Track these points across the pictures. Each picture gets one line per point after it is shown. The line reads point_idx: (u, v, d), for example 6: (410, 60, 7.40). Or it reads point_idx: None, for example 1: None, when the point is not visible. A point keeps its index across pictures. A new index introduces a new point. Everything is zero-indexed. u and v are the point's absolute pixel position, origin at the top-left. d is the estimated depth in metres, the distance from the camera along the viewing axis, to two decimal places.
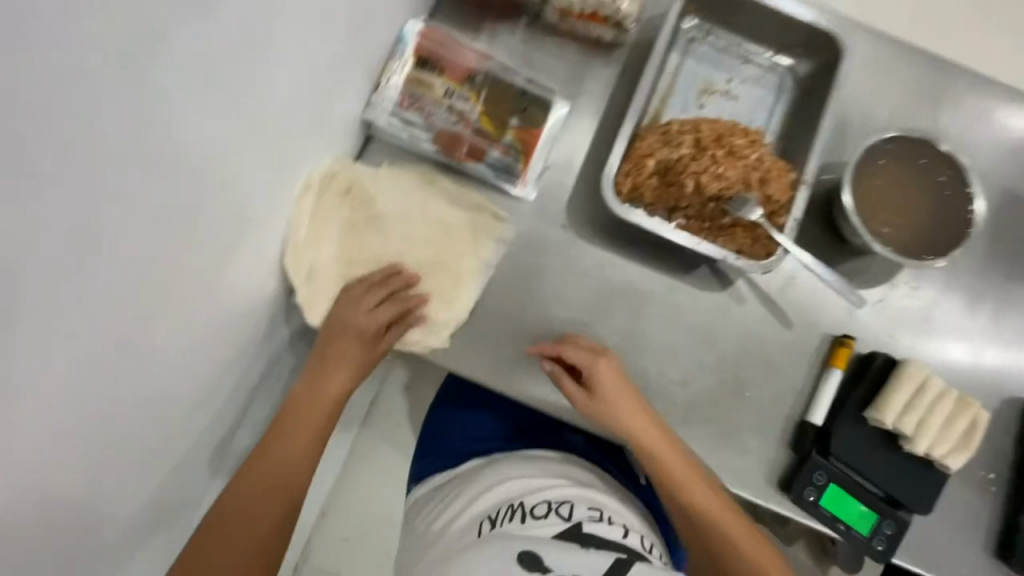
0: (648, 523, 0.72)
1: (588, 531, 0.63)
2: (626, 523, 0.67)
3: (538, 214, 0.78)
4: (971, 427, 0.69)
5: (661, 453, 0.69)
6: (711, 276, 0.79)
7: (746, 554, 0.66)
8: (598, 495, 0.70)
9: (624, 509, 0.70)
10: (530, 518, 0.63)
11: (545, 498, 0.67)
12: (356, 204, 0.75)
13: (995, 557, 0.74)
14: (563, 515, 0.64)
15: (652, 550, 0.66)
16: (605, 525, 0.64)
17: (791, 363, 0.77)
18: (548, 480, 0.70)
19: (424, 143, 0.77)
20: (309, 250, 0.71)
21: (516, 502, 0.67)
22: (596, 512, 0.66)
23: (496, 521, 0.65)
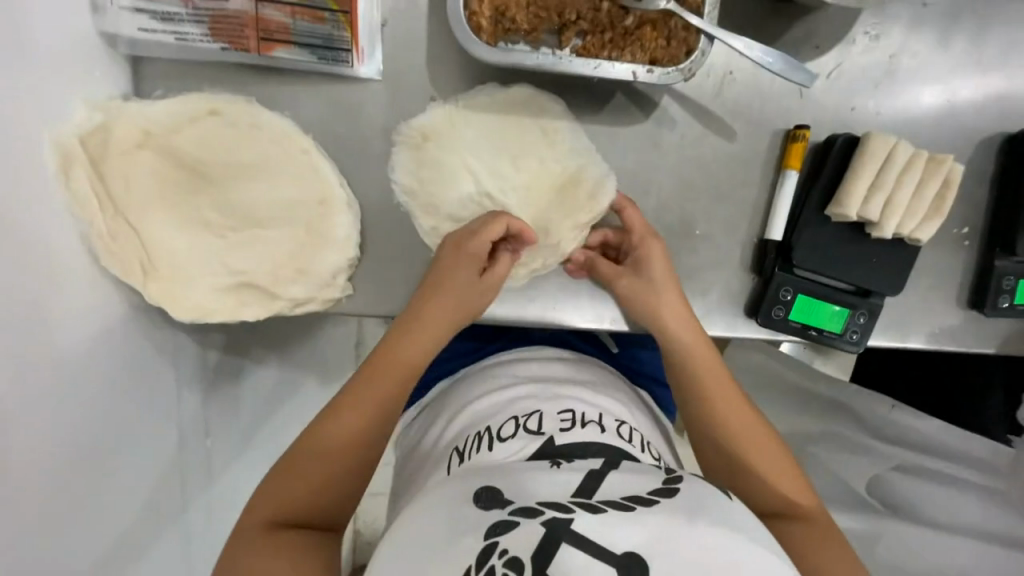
0: (627, 407, 0.70)
1: (562, 442, 0.59)
2: (602, 418, 0.63)
3: (395, 94, 0.60)
4: (945, 187, 0.61)
5: (699, 358, 0.62)
6: (631, 105, 0.63)
7: (773, 468, 0.58)
8: (569, 396, 0.66)
9: (599, 403, 0.67)
10: (498, 441, 0.59)
11: (511, 416, 0.63)
12: (165, 160, 0.57)
13: (967, 307, 0.72)
14: (532, 429, 0.60)
15: (633, 438, 0.63)
16: (579, 428, 0.61)
17: (739, 181, 0.66)
18: (515, 397, 0.66)
19: (203, 40, 0.54)
20: (132, 238, 0.56)
21: (483, 429, 0.63)
22: (568, 416, 0.62)
23: (465, 453, 0.61)
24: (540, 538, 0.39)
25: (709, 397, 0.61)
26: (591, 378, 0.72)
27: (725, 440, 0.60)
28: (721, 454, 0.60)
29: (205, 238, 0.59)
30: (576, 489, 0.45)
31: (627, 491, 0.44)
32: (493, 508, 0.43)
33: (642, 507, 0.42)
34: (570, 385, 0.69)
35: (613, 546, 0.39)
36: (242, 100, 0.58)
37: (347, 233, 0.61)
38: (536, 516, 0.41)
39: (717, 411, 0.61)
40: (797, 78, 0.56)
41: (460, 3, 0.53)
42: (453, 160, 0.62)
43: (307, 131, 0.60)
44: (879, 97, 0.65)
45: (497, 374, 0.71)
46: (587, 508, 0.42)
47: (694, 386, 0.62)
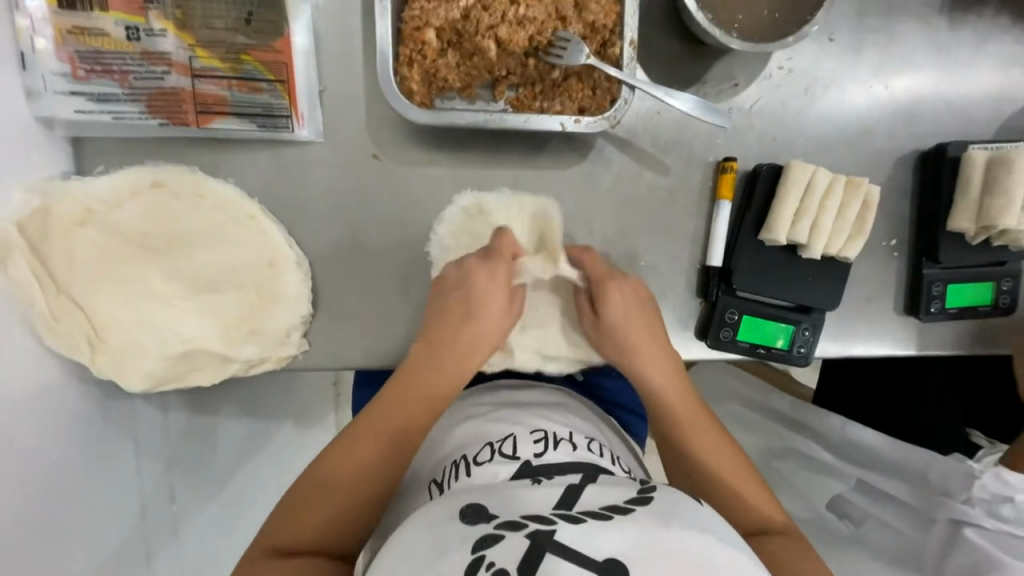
0: (594, 424, 0.69)
1: (537, 463, 0.57)
2: (573, 436, 0.62)
3: (337, 153, 0.61)
4: (864, 207, 0.65)
5: (684, 417, 0.62)
6: (567, 148, 0.66)
7: (746, 487, 0.59)
8: (541, 417, 0.64)
9: (570, 422, 0.66)
10: (475, 468, 0.57)
11: (486, 443, 0.60)
12: (109, 235, 0.57)
13: (904, 313, 0.76)
14: (508, 453, 0.58)
15: (604, 452, 0.62)
16: (552, 449, 0.59)
17: (677, 212, 0.69)
18: (491, 422, 0.64)
19: (142, 118, 0.56)
20: (78, 315, 0.56)
21: (459, 457, 0.60)
22: (541, 435, 0.61)
23: (443, 483, 0.58)
24: (526, 549, 0.39)
25: (679, 408, 0.63)
26: (560, 398, 0.71)
27: (701, 452, 0.61)
28: (699, 466, 0.60)
29: (155, 305, 0.59)
30: (558, 500, 0.44)
31: (606, 501, 0.44)
32: (479, 522, 0.42)
33: (621, 515, 0.42)
34: (539, 406, 0.67)
35: (595, 554, 0.38)
36: (186, 170, 0.59)
37: (299, 290, 0.61)
38: (520, 528, 0.41)
39: (688, 422, 0.62)
40: (715, 120, 0.61)
41: (390, 69, 0.55)
42: (400, 211, 0.64)
43: (254, 196, 0.61)
44: (796, 127, 0.70)
45: (470, 402, 0.70)
46: (570, 519, 0.41)
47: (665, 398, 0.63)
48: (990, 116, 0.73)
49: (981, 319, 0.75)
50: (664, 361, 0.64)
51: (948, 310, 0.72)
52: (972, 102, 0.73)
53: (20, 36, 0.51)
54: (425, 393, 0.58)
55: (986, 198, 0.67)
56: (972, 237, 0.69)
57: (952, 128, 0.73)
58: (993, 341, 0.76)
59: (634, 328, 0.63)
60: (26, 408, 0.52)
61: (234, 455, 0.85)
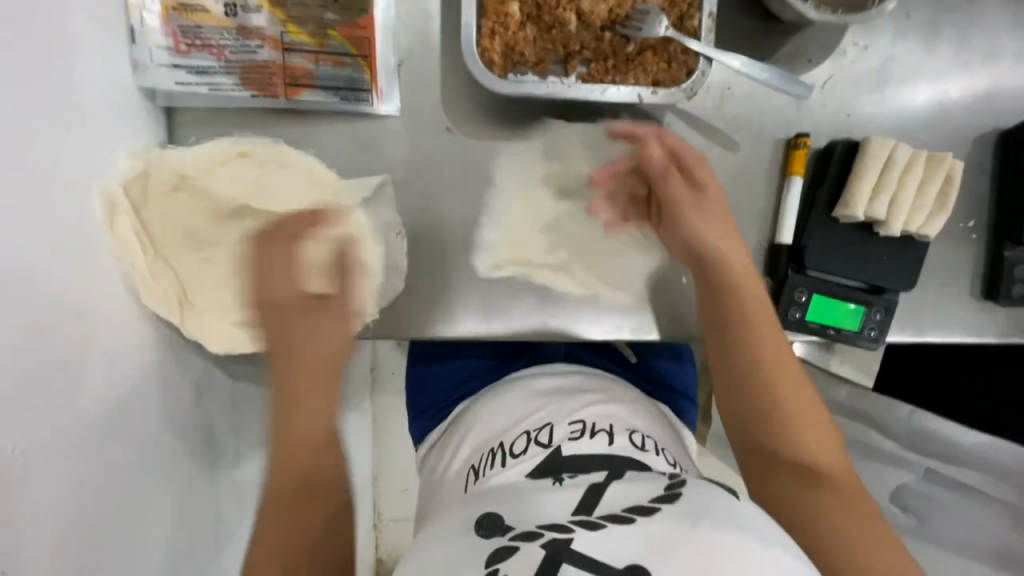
0: (643, 415, 0.67)
1: (570, 454, 0.57)
2: (612, 427, 0.61)
3: (412, 127, 0.63)
4: (946, 184, 0.63)
5: (796, 418, 0.54)
6: (637, 124, 0.66)
7: (831, 515, 0.50)
8: (582, 407, 0.64)
9: (611, 411, 0.64)
10: (510, 458, 0.59)
11: (525, 432, 0.62)
12: (200, 204, 0.60)
13: (982, 298, 0.73)
14: (543, 443, 0.60)
15: (646, 445, 0.60)
16: (587, 438, 0.59)
17: (746, 190, 0.68)
18: (530, 410, 0.65)
19: (235, 90, 0.58)
20: (171, 278, 0.59)
21: (496, 446, 0.62)
22: (577, 426, 0.61)
23: (479, 470, 0.60)
24: (542, 561, 0.40)
25: (788, 415, 0.54)
26: (606, 386, 0.70)
27: (807, 467, 0.52)
28: (805, 493, 0.51)
29: (241, 271, 0.61)
30: (576, 506, 0.46)
31: (628, 502, 0.45)
32: (494, 535, 0.45)
33: (643, 517, 0.43)
34: (580, 395, 0.67)
35: (616, 561, 0.39)
36: (271, 142, 0.62)
37: (374, 259, 0.63)
38: (535, 539, 0.43)
39: (767, 442, 0.54)
40: (793, 91, 0.61)
41: (474, 42, 0.56)
42: (472, 184, 0.65)
43: (333, 167, 0.63)
44: (871, 103, 0.68)
45: (518, 391, 0.70)
46: (587, 525, 0.43)
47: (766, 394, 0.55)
48: None
49: None
50: (775, 335, 0.57)
51: None
52: None
53: (133, 11, 0.55)
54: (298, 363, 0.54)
55: None
56: None
57: None
58: None
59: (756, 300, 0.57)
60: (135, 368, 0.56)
61: (280, 429, 0.88)
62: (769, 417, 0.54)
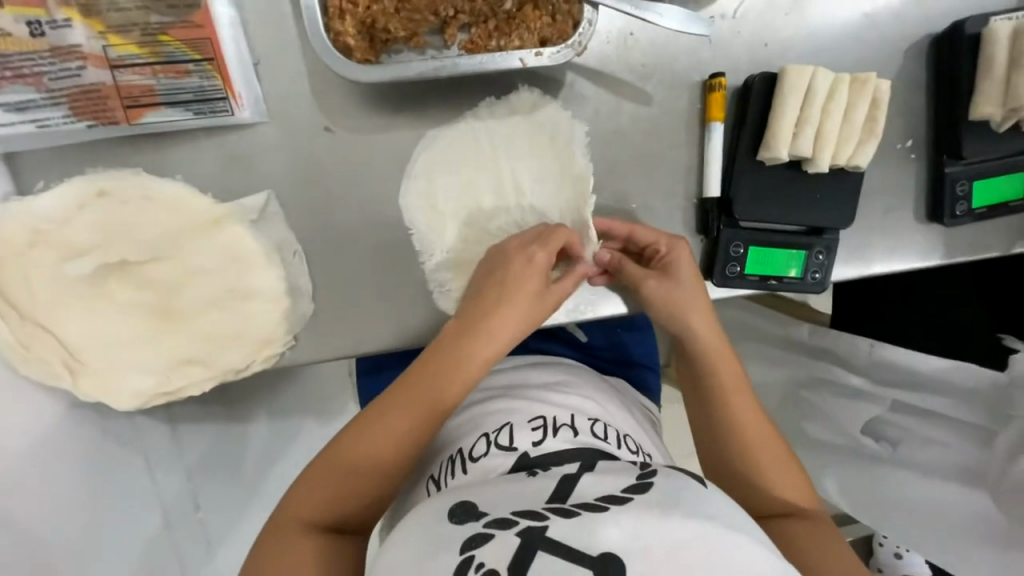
0: (599, 400, 0.66)
1: (535, 454, 0.54)
2: (574, 421, 0.59)
3: (285, 133, 0.57)
4: (874, 108, 0.58)
5: (734, 394, 0.59)
6: (535, 90, 0.60)
7: (766, 474, 0.57)
8: (540, 403, 0.61)
9: (570, 403, 0.62)
10: (471, 463, 0.54)
11: (481, 434, 0.58)
12: (64, 256, 0.54)
13: (927, 220, 0.69)
14: (504, 446, 0.55)
15: (609, 434, 0.59)
16: (551, 437, 0.56)
17: (665, 144, 0.62)
18: (489, 411, 0.61)
19: (67, 122, 0.51)
20: (49, 341, 0.53)
21: (454, 452, 0.58)
22: (538, 423, 0.58)
23: (440, 479, 0.56)
24: (516, 548, 0.37)
25: (730, 389, 0.59)
26: (560, 377, 0.68)
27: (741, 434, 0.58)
28: (730, 449, 0.58)
29: (130, 321, 0.56)
30: (552, 493, 0.43)
31: (603, 490, 0.43)
32: (468, 521, 0.41)
33: (617, 505, 0.40)
34: (536, 390, 0.64)
35: (589, 549, 0.37)
36: (130, 174, 0.55)
37: (275, 286, 0.58)
38: (510, 526, 0.39)
39: (714, 409, 0.60)
40: (696, 30, 0.55)
41: (321, 24, 0.49)
42: (365, 185, 0.59)
43: (207, 191, 0.57)
44: (788, 28, 0.62)
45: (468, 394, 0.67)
46: (562, 513, 0.40)
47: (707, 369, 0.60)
48: None
49: (1013, 215, 0.68)
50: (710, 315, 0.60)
51: (975, 210, 0.66)
52: None
53: None
54: (454, 371, 0.53)
55: (1013, 76, 0.59)
56: (999, 125, 0.62)
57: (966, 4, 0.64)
58: None
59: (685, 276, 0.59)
60: (23, 443, 0.52)
61: (256, 458, 0.86)
62: (715, 391, 0.60)
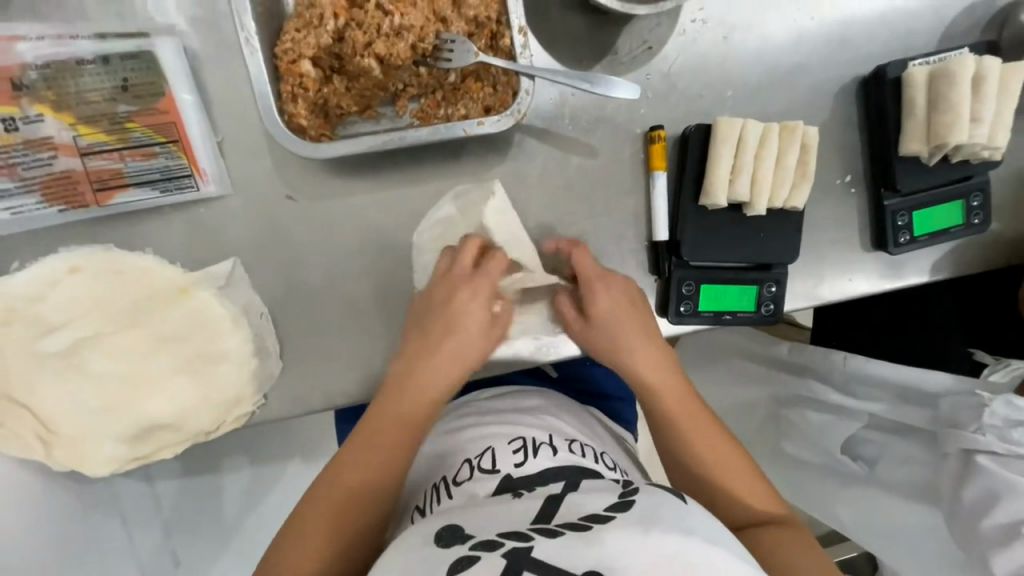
0: (575, 422, 0.68)
1: (517, 475, 0.54)
2: (553, 440, 0.60)
3: (250, 203, 0.60)
4: (804, 151, 0.62)
5: (679, 403, 0.61)
6: (486, 150, 0.64)
7: (729, 482, 0.57)
8: (519, 425, 0.62)
9: (548, 426, 0.64)
10: (455, 488, 0.55)
11: (464, 460, 0.58)
12: (39, 332, 0.56)
13: (874, 249, 0.72)
14: (487, 469, 0.56)
15: (586, 451, 0.61)
16: (532, 457, 0.57)
17: (612, 191, 0.66)
18: (470, 436, 0.62)
19: (40, 207, 0.55)
20: (23, 414, 0.55)
21: (439, 479, 0.58)
22: (519, 443, 0.59)
23: (424, 507, 0.57)
24: (502, 569, 0.38)
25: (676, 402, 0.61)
26: (536, 400, 0.70)
27: (698, 447, 0.59)
28: (689, 462, 0.59)
29: (102, 391, 0.58)
30: (536, 515, 0.45)
31: (586, 510, 0.44)
32: (455, 543, 0.43)
33: (599, 523, 0.41)
34: (513, 414, 0.65)
35: (574, 567, 0.38)
36: (101, 249, 0.58)
37: (241, 347, 0.60)
38: (497, 548, 0.41)
39: (672, 421, 0.60)
40: (625, 93, 0.58)
41: (274, 108, 0.53)
42: (327, 246, 0.61)
43: (177, 261, 0.59)
44: (720, 81, 0.66)
45: (447, 419, 0.68)
46: (547, 533, 0.41)
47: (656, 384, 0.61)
48: (926, 29, 0.69)
49: (955, 240, 0.71)
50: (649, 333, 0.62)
51: (917, 238, 0.69)
52: (903, 18, 0.69)
53: None
54: (404, 399, 0.57)
55: (932, 115, 0.64)
56: (928, 158, 0.65)
57: (886, 50, 0.69)
58: (968, 261, 0.73)
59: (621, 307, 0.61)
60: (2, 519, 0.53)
61: (241, 504, 0.87)
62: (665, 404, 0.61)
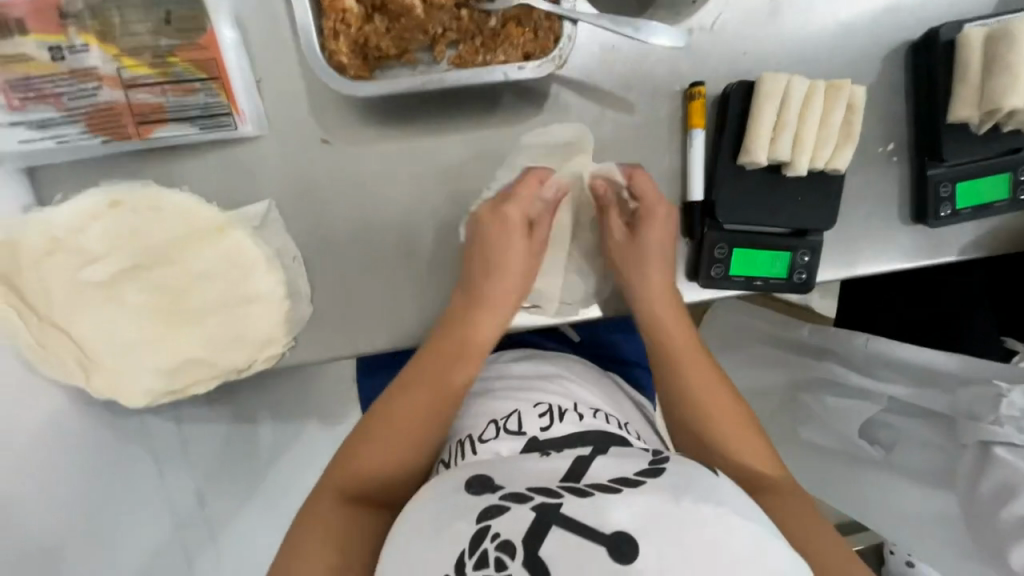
0: (599, 392, 0.68)
1: (544, 438, 0.55)
2: (578, 406, 0.61)
3: (286, 145, 0.60)
4: (850, 111, 0.60)
5: (687, 352, 0.61)
6: (522, 102, 0.63)
7: (731, 439, 0.57)
8: (545, 390, 0.63)
9: (571, 392, 0.64)
10: (482, 446, 0.56)
11: (491, 421, 0.59)
12: (82, 262, 0.57)
13: (913, 222, 0.70)
14: (514, 430, 0.57)
15: (611, 420, 0.61)
16: (558, 421, 0.57)
17: (646, 150, 0.64)
18: (495, 398, 0.62)
19: (83, 138, 0.55)
20: (65, 341, 0.57)
21: (463, 436, 0.59)
22: (545, 407, 0.59)
23: (449, 461, 0.57)
24: (531, 521, 0.39)
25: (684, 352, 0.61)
26: (561, 367, 0.70)
27: (700, 400, 0.59)
28: (688, 416, 0.59)
29: (139, 322, 0.59)
30: (566, 474, 0.44)
31: (617, 474, 0.44)
32: (485, 493, 0.43)
33: (630, 487, 0.41)
34: (536, 380, 0.65)
35: (602, 527, 0.38)
36: (141, 185, 0.59)
37: (273, 289, 0.61)
38: (526, 501, 0.41)
39: (681, 371, 0.60)
40: (669, 42, 0.57)
41: (316, 44, 0.53)
42: (362, 192, 0.62)
43: (212, 201, 0.60)
44: (766, 38, 0.64)
45: (471, 379, 0.67)
46: (577, 492, 0.41)
47: (675, 332, 0.62)
48: None
49: (1000, 215, 0.69)
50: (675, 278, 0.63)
51: (960, 211, 0.66)
52: None
53: None
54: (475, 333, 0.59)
55: (986, 80, 0.61)
56: (977, 125, 0.63)
57: (941, 12, 0.66)
58: (1010, 239, 0.71)
59: (659, 234, 0.61)
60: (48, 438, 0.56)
61: (268, 454, 0.90)
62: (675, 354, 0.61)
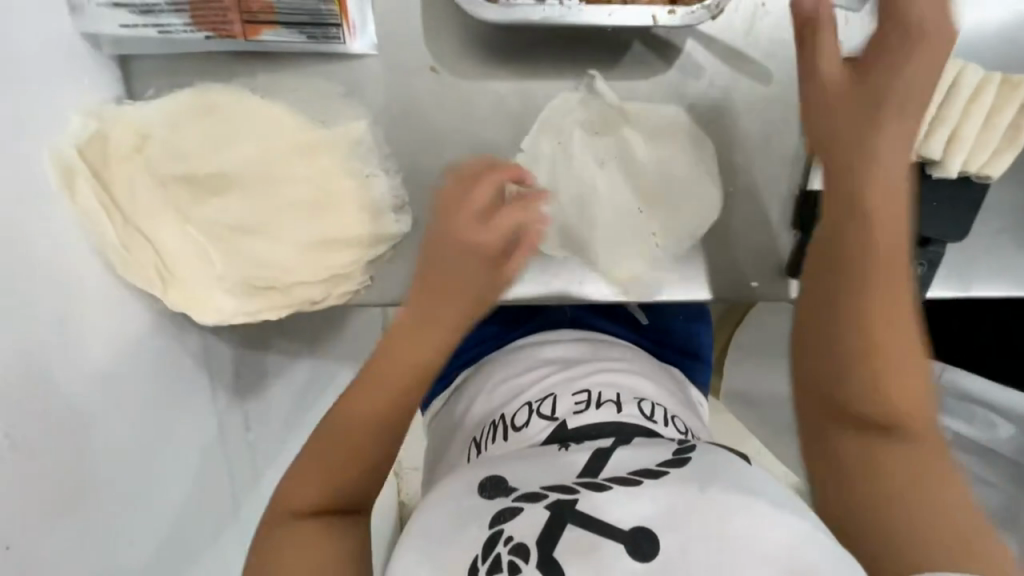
0: (653, 381, 0.64)
1: (574, 426, 0.55)
2: (620, 397, 0.59)
3: (391, 69, 0.56)
4: (1023, 113, 0.53)
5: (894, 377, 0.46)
6: (648, 56, 0.57)
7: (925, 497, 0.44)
8: (588, 376, 0.61)
9: (615, 380, 0.61)
10: (511, 431, 0.57)
11: (524, 404, 0.60)
12: (169, 164, 0.54)
13: None
14: (545, 415, 0.58)
15: (656, 413, 0.58)
16: (593, 409, 0.56)
17: (776, 127, 0.58)
18: (530, 382, 0.63)
19: (186, 30, 0.51)
20: (147, 248, 0.54)
21: (497, 418, 0.60)
22: (582, 397, 0.58)
23: (480, 444, 0.59)
24: (546, 522, 0.39)
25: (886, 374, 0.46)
26: (614, 353, 0.67)
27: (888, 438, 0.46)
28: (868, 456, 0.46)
29: (221, 238, 0.56)
30: (582, 469, 0.44)
31: (636, 464, 0.43)
32: (497, 497, 0.43)
33: (651, 478, 0.41)
34: (579, 365, 0.64)
35: (621, 523, 0.38)
36: (238, 91, 0.55)
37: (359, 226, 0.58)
38: (540, 500, 0.41)
39: (878, 397, 0.46)
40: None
41: None
42: (467, 133, 0.57)
43: (307, 117, 0.56)
44: None
45: (521, 357, 0.67)
46: (593, 488, 0.41)
47: (876, 347, 0.46)
48: None
49: None
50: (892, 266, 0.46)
51: None
52: None
53: None
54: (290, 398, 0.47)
55: None
56: None
57: None
58: None
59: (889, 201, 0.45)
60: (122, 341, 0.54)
61: None
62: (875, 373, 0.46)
